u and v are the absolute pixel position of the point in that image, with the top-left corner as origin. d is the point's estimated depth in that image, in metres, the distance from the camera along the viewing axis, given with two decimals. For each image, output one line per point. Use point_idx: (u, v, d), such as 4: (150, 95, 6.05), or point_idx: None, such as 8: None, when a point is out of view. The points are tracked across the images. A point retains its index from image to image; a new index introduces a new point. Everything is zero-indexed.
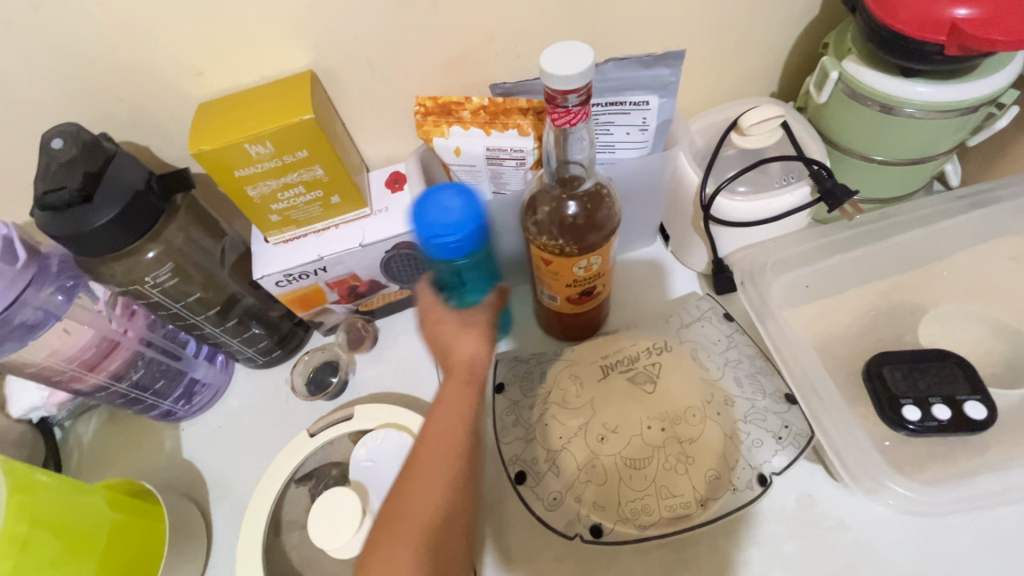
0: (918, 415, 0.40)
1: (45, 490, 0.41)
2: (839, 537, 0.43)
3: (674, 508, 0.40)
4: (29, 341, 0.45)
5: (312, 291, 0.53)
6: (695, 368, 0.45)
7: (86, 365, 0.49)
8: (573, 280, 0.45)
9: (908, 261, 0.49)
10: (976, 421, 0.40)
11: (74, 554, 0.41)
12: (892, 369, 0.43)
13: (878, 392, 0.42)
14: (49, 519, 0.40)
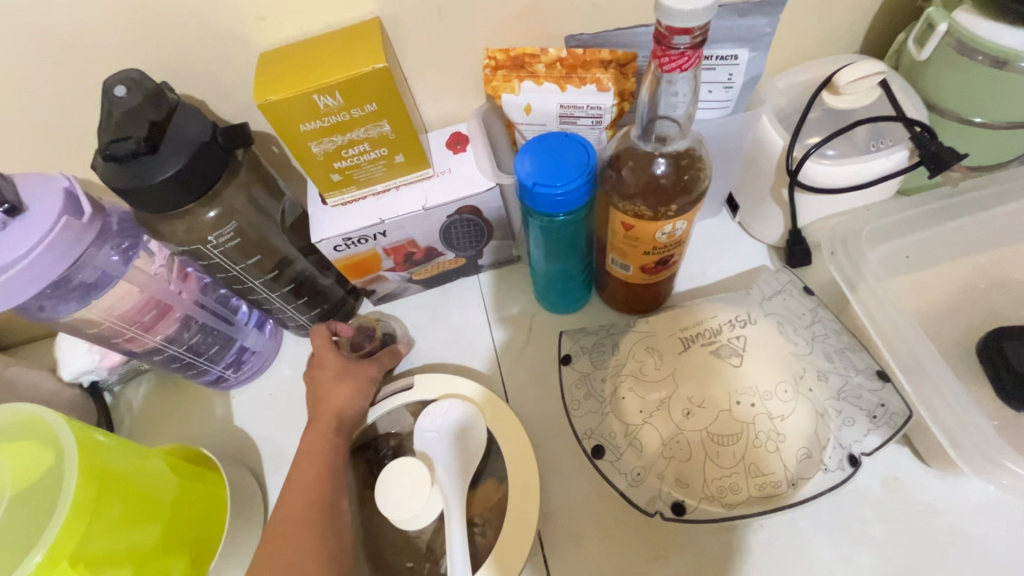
0: None
1: (106, 450, 0.39)
2: (929, 521, 0.41)
3: (764, 487, 0.38)
4: (89, 301, 0.43)
5: (368, 257, 0.51)
6: (783, 341, 0.42)
7: (143, 326, 0.47)
8: (652, 248, 0.43)
9: (1004, 235, 0.46)
10: None
11: (140, 517, 0.40)
12: (1015, 344, 0.40)
13: (999, 368, 0.40)
14: (115, 484, 0.39)
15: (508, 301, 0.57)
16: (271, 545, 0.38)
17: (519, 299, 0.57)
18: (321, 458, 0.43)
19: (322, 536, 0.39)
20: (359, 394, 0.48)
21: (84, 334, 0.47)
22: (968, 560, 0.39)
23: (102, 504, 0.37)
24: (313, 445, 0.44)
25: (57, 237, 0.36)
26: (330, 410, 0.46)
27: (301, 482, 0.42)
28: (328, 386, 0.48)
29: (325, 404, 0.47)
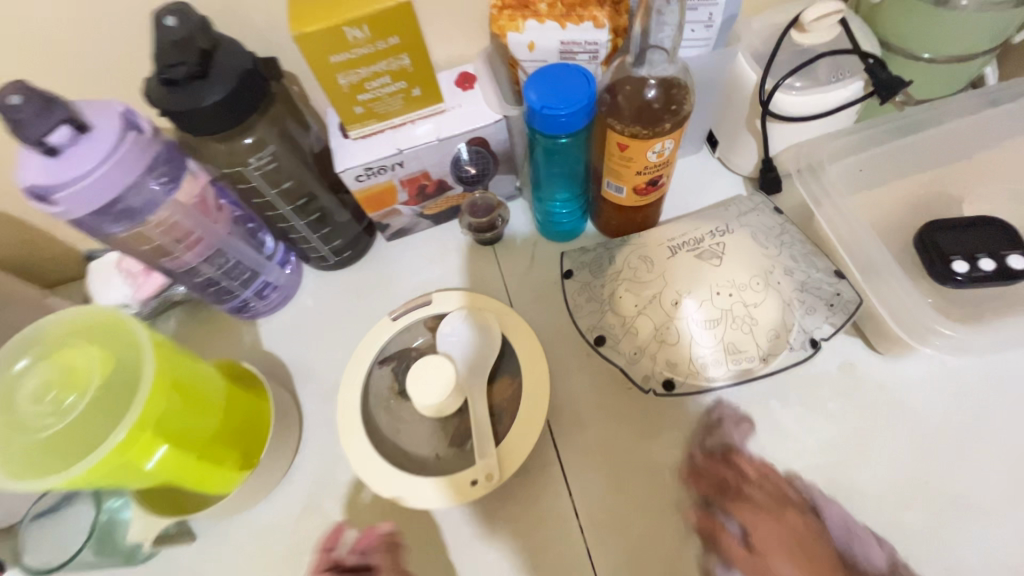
0: (966, 267, 0.44)
1: (173, 352, 0.43)
2: (878, 394, 0.48)
3: (740, 363, 0.45)
4: (136, 223, 0.46)
5: (385, 188, 0.56)
6: (757, 247, 0.49)
7: (182, 240, 0.51)
8: (643, 167, 0.48)
9: (947, 153, 0.52)
10: (1016, 272, 0.44)
11: (198, 415, 0.44)
12: (942, 232, 0.46)
13: (929, 252, 0.46)
14: (180, 382, 0.43)
15: (513, 232, 0.63)
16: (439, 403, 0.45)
17: (522, 229, 0.63)
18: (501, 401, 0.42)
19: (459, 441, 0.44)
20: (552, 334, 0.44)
21: (133, 252, 0.50)
22: (907, 422, 0.47)
23: (173, 396, 0.41)
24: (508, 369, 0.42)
25: (117, 156, 0.39)
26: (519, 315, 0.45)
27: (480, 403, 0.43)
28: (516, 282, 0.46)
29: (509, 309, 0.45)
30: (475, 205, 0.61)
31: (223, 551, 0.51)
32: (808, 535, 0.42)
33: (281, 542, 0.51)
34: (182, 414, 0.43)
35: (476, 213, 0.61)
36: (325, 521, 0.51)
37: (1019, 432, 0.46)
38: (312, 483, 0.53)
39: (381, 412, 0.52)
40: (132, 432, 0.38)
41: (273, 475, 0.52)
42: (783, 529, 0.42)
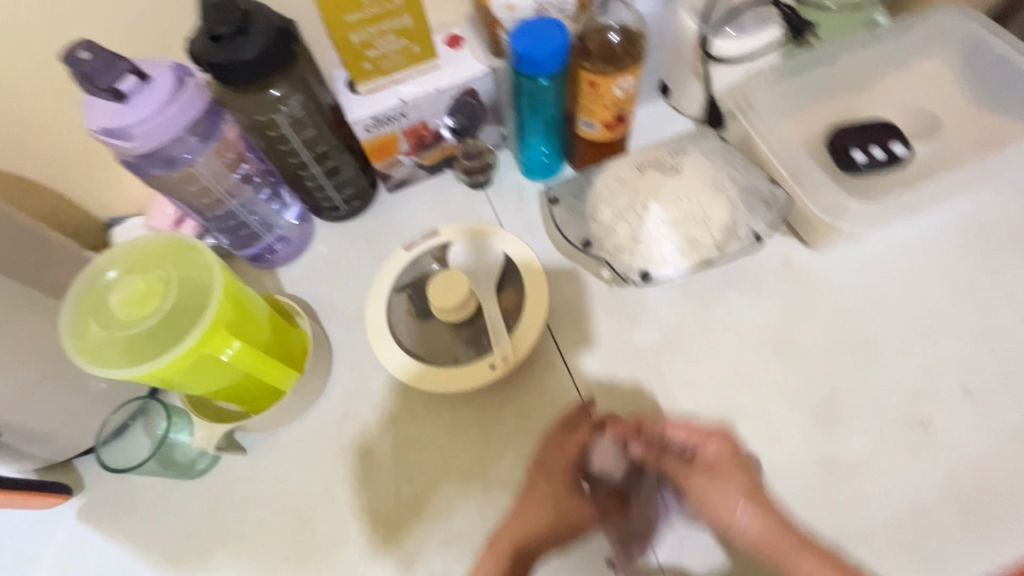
0: (865, 158, 0.56)
1: (236, 280, 0.50)
2: (811, 277, 0.59)
3: (700, 252, 0.56)
4: (172, 168, 0.53)
5: (390, 138, 0.64)
6: (708, 163, 0.59)
7: (219, 176, 0.58)
8: (611, 102, 0.58)
9: (856, 81, 0.63)
10: (900, 156, 0.56)
11: (255, 332, 0.51)
12: (844, 132, 0.58)
13: (837, 150, 0.57)
14: (240, 300, 0.49)
15: (501, 177, 0.72)
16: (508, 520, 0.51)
17: (508, 174, 0.72)
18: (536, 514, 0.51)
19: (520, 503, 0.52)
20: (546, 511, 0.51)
21: (174, 191, 0.56)
22: (834, 298, 0.58)
23: (236, 311, 0.48)
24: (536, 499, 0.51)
25: (171, 106, 0.46)
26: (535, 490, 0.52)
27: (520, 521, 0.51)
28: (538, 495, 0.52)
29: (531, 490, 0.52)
30: (467, 149, 0.69)
31: (271, 462, 0.58)
32: (740, 458, 0.50)
33: (322, 447, 0.58)
34: (243, 327, 0.49)
35: (468, 156, 0.69)
36: (361, 427, 0.58)
37: (922, 296, 0.57)
38: (343, 399, 0.60)
39: (402, 329, 0.60)
40: (205, 337, 0.44)
41: (310, 390, 0.59)
42: (714, 455, 0.50)
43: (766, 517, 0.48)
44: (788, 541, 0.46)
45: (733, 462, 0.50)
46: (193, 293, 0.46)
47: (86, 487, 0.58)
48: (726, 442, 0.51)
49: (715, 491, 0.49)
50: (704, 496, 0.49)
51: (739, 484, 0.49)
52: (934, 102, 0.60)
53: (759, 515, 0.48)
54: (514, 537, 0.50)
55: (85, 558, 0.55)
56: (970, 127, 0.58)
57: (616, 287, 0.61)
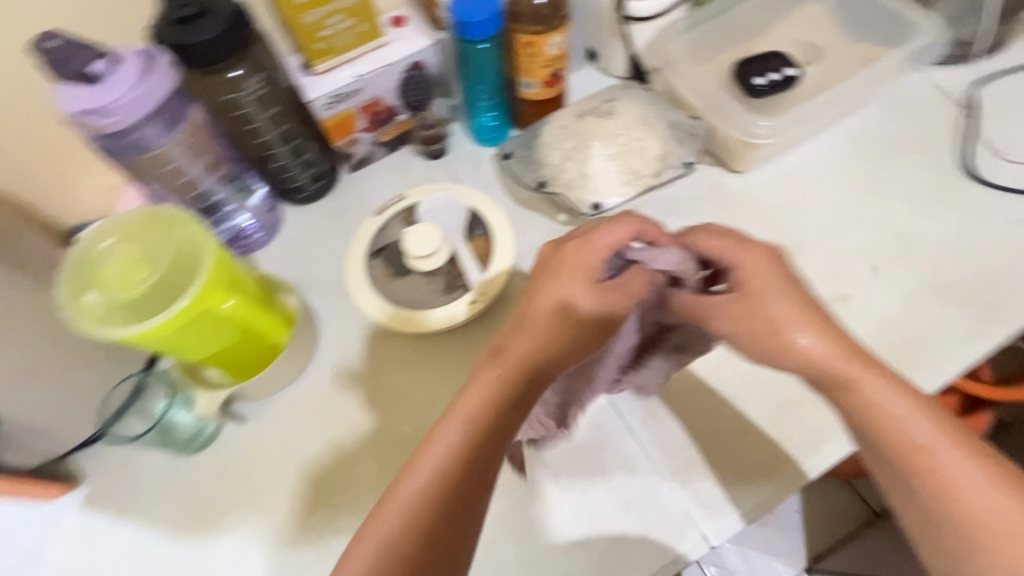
0: (764, 81, 0.66)
1: (228, 252, 0.52)
2: (738, 197, 0.68)
3: (641, 180, 0.64)
4: (139, 150, 0.56)
5: (348, 116, 0.69)
6: (638, 106, 0.68)
7: (191, 157, 0.62)
8: (546, 61, 0.65)
9: (752, 30, 0.73)
10: (790, 78, 0.66)
11: (248, 299, 0.53)
12: (743, 65, 0.67)
13: (742, 81, 0.66)
14: (232, 268, 0.52)
15: (455, 146, 0.77)
16: (516, 346, 0.45)
17: (462, 143, 0.77)
18: (543, 335, 0.45)
19: (552, 322, 0.46)
20: (552, 329, 0.46)
21: (146, 169, 0.60)
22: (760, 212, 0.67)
23: (228, 275, 0.51)
24: (544, 310, 0.46)
25: (136, 91, 0.49)
26: (552, 297, 0.46)
27: (527, 348, 0.45)
28: (552, 313, 0.46)
29: (541, 300, 0.47)
30: (423, 119, 0.75)
31: (271, 426, 0.60)
32: (778, 283, 0.46)
33: (320, 405, 0.61)
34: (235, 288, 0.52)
35: (424, 125, 0.75)
36: (354, 381, 0.62)
37: (830, 200, 0.67)
38: (335, 361, 0.63)
39: (382, 289, 0.64)
40: (202, 294, 0.47)
41: (301, 356, 0.61)
42: (750, 274, 0.46)
43: (825, 336, 0.45)
44: (858, 358, 0.44)
45: (773, 274, 0.46)
46: (186, 259, 0.48)
47: (87, 478, 0.58)
48: (767, 255, 0.47)
49: (776, 300, 0.45)
50: (781, 314, 0.45)
51: (793, 310, 0.45)
52: (815, 41, 0.71)
53: (822, 337, 0.44)
54: (527, 358, 0.45)
55: (91, 544, 0.56)
56: (847, 55, 0.69)
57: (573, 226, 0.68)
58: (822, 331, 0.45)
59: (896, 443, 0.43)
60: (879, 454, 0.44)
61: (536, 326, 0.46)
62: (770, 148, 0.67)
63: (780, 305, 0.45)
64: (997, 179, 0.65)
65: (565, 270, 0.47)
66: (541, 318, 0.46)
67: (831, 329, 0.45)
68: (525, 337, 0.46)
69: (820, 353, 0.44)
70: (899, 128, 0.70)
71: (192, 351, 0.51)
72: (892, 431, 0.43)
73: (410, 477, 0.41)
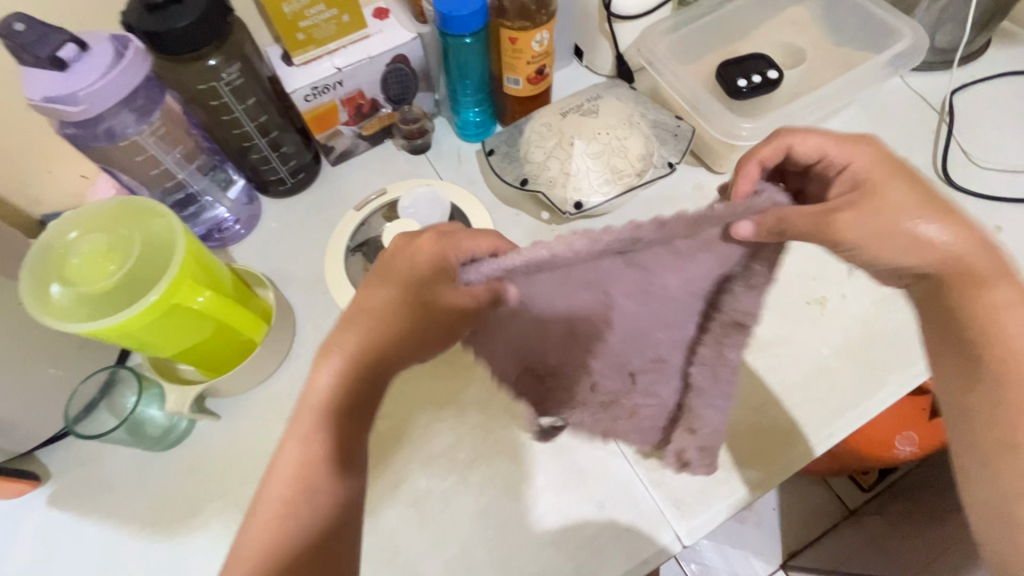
0: (746, 83, 0.65)
1: (198, 241, 0.51)
2: (721, 198, 0.69)
3: (625, 179, 0.63)
4: (111, 140, 0.55)
5: (329, 108, 0.68)
6: (622, 104, 0.67)
7: (167, 147, 0.60)
8: (531, 57, 0.65)
9: (737, 31, 0.73)
10: (772, 80, 0.65)
11: (220, 290, 0.52)
12: (724, 68, 0.67)
13: (724, 84, 0.66)
14: (203, 258, 0.51)
15: (439, 142, 0.77)
16: (372, 288, 0.43)
17: (446, 138, 0.77)
18: (396, 286, 0.42)
19: (399, 288, 0.42)
20: (396, 288, 0.42)
21: (120, 160, 0.59)
22: None
23: (199, 266, 0.50)
24: (404, 264, 0.43)
25: (108, 79, 0.48)
26: (426, 251, 0.42)
27: (376, 298, 0.42)
28: (402, 273, 0.43)
29: (418, 248, 0.43)
30: (405, 114, 0.73)
31: (246, 423, 0.59)
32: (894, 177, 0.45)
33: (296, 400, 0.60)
34: (207, 281, 0.51)
35: (406, 120, 0.73)
36: None
37: None
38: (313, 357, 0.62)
39: (363, 285, 0.64)
40: (174, 286, 0.46)
41: (278, 351, 0.60)
42: (861, 171, 0.46)
43: (954, 228, 0.44)
44: (981, 263, 0.44)
45: (887, 170, 0.45)
46: (157, 252, 0.47)
47: (52, 476, 0.57)
48: (877, 150, 0.46)
49: (895, 192, 0.44)
50: (902, 204, 0.43)
51: (912, 200, 0.44)
52: (799, 44, 0.71)
53: (944, 226, 0.44)
54: (376, 319, 0.41)
55: (59, 540, 0.55)
56: (831, 57, 0.69)
57: (555, 224, 0.68)
58: (955, 222, 0.44)
59: (1006, 337, 0.44)
60: (965, 350, 0.45)
61: (397, 274, 0.43)
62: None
63: (897, 194, 0.44)
64: (972, 183, 0.66)
65: (451, 252, 0.42)
66: (397, 281, 0.43)
67: (961, 222, 0.44)
68: (387, 275, 0.43)
69: (956, 247, 0.43)
70: (879, 131, 0.71)
71: (164, 345, 0.50)
72: (988, 329, 0.44)
73: (315, 378, 0.40)
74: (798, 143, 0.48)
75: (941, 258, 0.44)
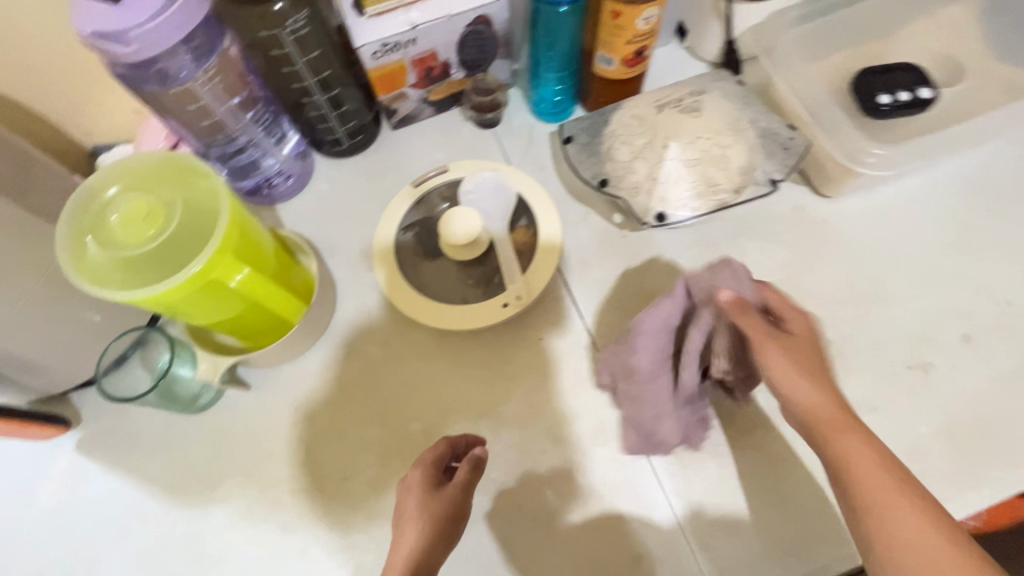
0: (889, 99, 0.56)
1: (241, 207, 0.47)
2: (822, 227, 0.60)
3: (718, 195, 0.56)
4: (162, 85, 0.51)
5: (397, 68, 0.61)
6: (728, 104, 0.58)
7: (223, 95, 0.56)
8: (633, 36, 0.56)
9: (880, 30, 0.61)
10: (924, 99, 0.56)
11: (261, 264, 0.48)
12: (869, 74, 0.58)
13: (862, 96, 0.57)
14: (245, 228, 0.46)
15: (510, 118, 0.69)
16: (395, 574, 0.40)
17: (518, 114, 0.69)
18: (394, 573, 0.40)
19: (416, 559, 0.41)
20: (412, 545, 0.41)
21: (172, 107, 0.55)
22: (843, 248, 0.59)
23: (241, 237, 0.45)
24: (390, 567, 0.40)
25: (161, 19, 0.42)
26: (416, 506, 0.43)
27: None
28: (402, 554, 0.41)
29: (400, 530, 0.42)
30: (478, 85, 0.67)
31: (274, 399, 0.56)
32: (853, 421, 0.41)
33: (327, 383, 0.57)
34: (248, 253, 0.47)
35: (479, 91, 0.67)
36: (367, 365, 0.57)
37: (929, 247, 0.58)
38: (350, 338, 0.59)
39: (411, 272, 0.59)
40: (212, 263, 0.42)
41: (314, 330, 0.57)
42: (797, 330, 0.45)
43: (816, 380, 0.42)
44: (831, 417, 0.41)
45: (810, 342, 0.45)
46: (198, 220, 0.43)
47: (82, 421, 0.57)
48: (803, 347, 0.44)
49: (788, 376, 0.42)
50: (789, 367, 0.42)
51: (813, 391, 0.42)
52: (954, 56, 0.59)
53: (822, 390, 0.42)
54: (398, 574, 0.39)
55: (84, 485, 0.55)
56: (993, 79, 0.57)
57: (627, 230, 0.60)
58: (824, 389, 0.42)
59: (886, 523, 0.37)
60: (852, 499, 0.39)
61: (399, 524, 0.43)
62: (872, 179, 0.57)
63: (808, 392, 0.42)
64: None
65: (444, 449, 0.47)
66: (401, 534, 0.42)
67: (808, 358, 0.43)
68: None
69: (818, 402, 0.41)
70: None
71: (198, 317, 0.47)
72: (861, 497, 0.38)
73: None
74: (747, 293, 0.47)
75: (803, 412, 0.42)
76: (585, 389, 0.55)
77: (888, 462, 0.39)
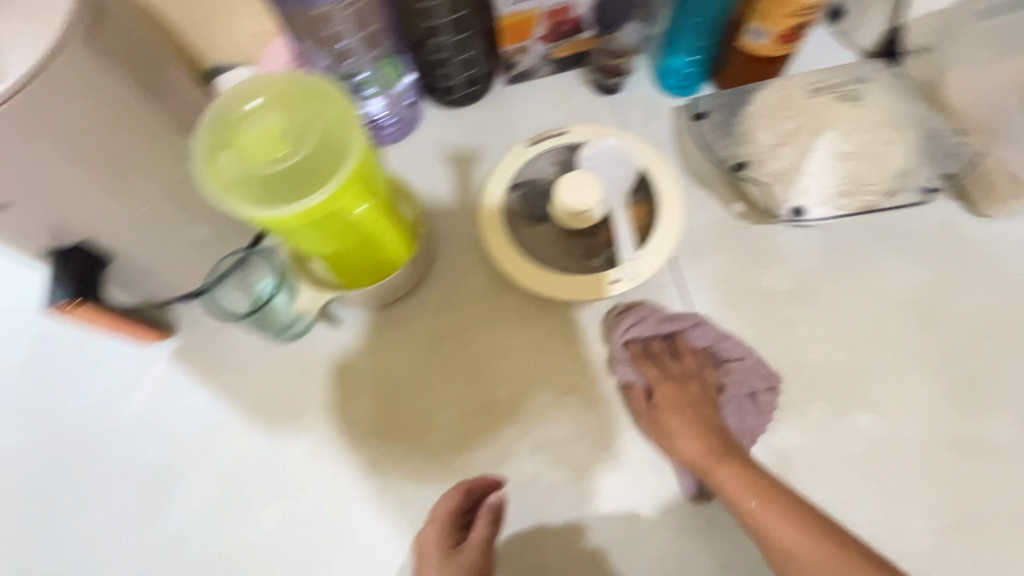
0: None
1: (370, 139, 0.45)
2: (971, 249, 0.53)
3: (866, 196, 0.51)
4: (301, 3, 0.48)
5: (528, 18, 0.58)
6: (895, 96, 0.53)
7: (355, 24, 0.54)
8: (799, 8, 0.50)
9: None
10: None
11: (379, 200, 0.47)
12: None
13: None
14: (371, 161, 0.45)
15: (632, 86, 0.65)
16: None
17: (641, 83, 0.65)
18: None
19: None
20: None
21: (304, 30, 0.53)
22: (993, 276, 0.53)
23: (366, 170, 0.44)
24: None
25: None
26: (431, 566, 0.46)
27: None
28: None
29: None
30: (606, 46, 0.62)
31: (360, 342, 0.56)
32: (726, 455, 0.48)
33: (414, 335, 0.56)
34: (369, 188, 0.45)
35: (608, 52, 0.62)
36: (456, 323, 0.56)
37: None
38: (442, 292, 0.57)
39: (515, 233, 0.57)
40: (338, 189, 0.40)
41: (409, 279, 0.56)
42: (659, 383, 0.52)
43: (697, 433, 0.49)
44: (715, 450, 0.48)
45: (683, 389, 0.51)
46: (328, 145, 0.42)
47: (179, 331, 0.58)
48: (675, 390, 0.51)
49: (682, 438, 0.49)
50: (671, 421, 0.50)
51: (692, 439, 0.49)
52: None
53: (693, 437, 0.49)
54: None
55: (176, 394, 0.56)
56: None
57: (748, 222, 0.56)
58: (698, 434, 0.49)
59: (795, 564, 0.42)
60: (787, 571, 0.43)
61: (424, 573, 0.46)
62: None
63: (681, 445, 0.49)
64: None
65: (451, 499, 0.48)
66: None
67: (678, 418, 0.50)
68: None
69: (694, 447, 0.48)
70: None
71: (310, 246, 0.46)
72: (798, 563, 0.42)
73: None
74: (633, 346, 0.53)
75: (690, 462, 0.48)
76: (685, 382, 0.52)
77: (762, 493, 0.45)
